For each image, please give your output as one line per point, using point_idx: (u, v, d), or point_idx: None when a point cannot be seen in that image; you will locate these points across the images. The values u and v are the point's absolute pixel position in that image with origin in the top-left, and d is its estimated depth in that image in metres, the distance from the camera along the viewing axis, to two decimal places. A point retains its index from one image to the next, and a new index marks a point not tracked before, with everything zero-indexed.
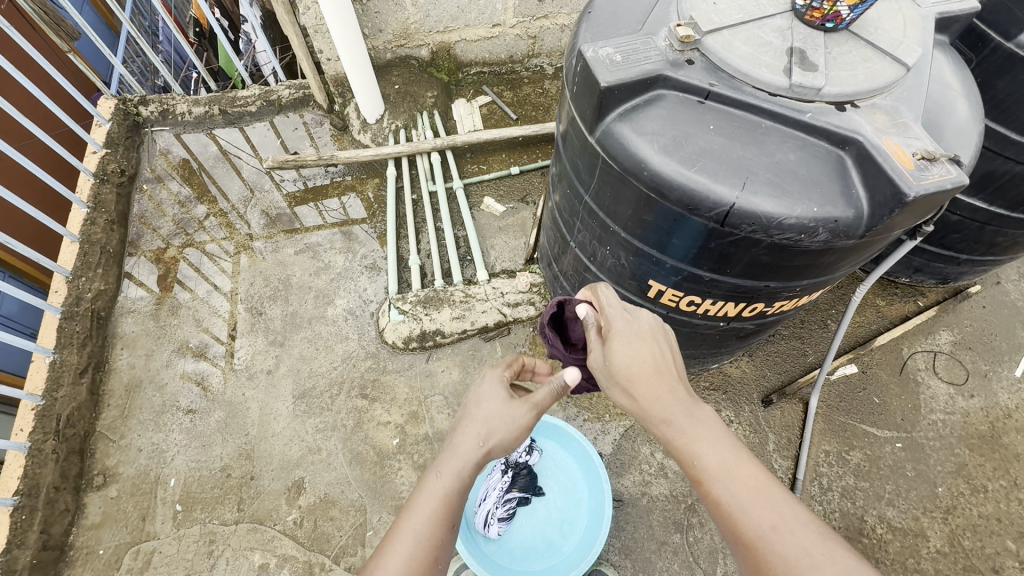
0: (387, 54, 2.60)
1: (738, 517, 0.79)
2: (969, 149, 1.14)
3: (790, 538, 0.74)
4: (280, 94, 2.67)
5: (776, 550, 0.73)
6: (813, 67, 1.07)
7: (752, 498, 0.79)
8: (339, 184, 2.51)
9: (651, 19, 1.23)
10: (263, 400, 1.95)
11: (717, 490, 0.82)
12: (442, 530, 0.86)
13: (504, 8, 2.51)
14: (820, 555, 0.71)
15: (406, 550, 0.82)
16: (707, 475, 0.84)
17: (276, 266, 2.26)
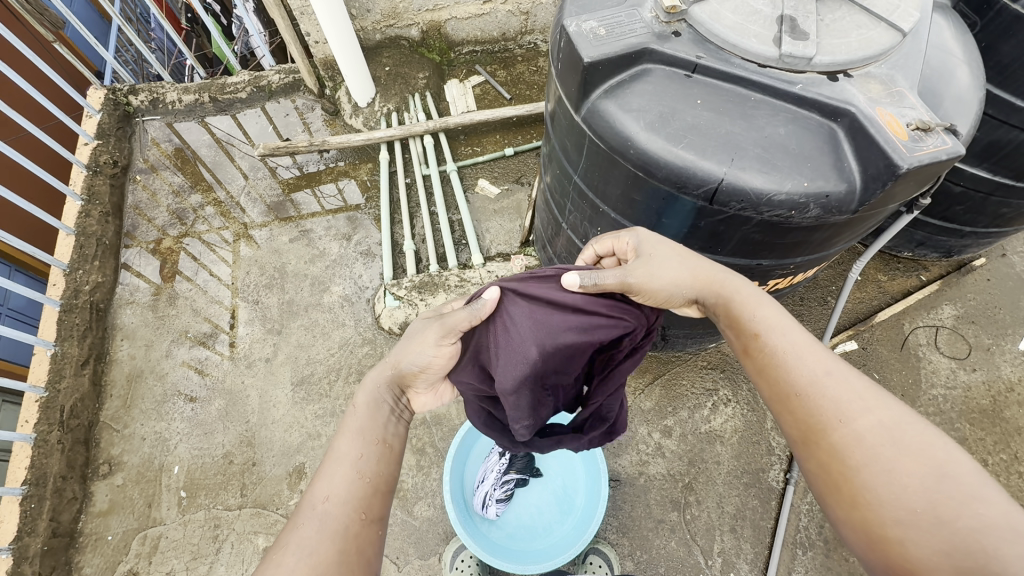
0: (376, 34, 2.55)
1: (793, 367, 0.89)
2: (968, 119, 1.09)
3: (848, 385, 0.83)
4: (270, 79, 2.63)
5: (835, 395, 0.83)
6: (804, 37, 1.03)
7: (809, 353, 0.90)
8: (333, 170, 2.48)
9: None
10: (262, 387, 1.97)
11: (775, 341, 0.93)
12: (368, 445, 0.93)
13: None
14: (871, 400, 0.81)
15: (331, 470, 0.87)
16: (766, 328, 0.95)
17: (272, 255, 2.25)
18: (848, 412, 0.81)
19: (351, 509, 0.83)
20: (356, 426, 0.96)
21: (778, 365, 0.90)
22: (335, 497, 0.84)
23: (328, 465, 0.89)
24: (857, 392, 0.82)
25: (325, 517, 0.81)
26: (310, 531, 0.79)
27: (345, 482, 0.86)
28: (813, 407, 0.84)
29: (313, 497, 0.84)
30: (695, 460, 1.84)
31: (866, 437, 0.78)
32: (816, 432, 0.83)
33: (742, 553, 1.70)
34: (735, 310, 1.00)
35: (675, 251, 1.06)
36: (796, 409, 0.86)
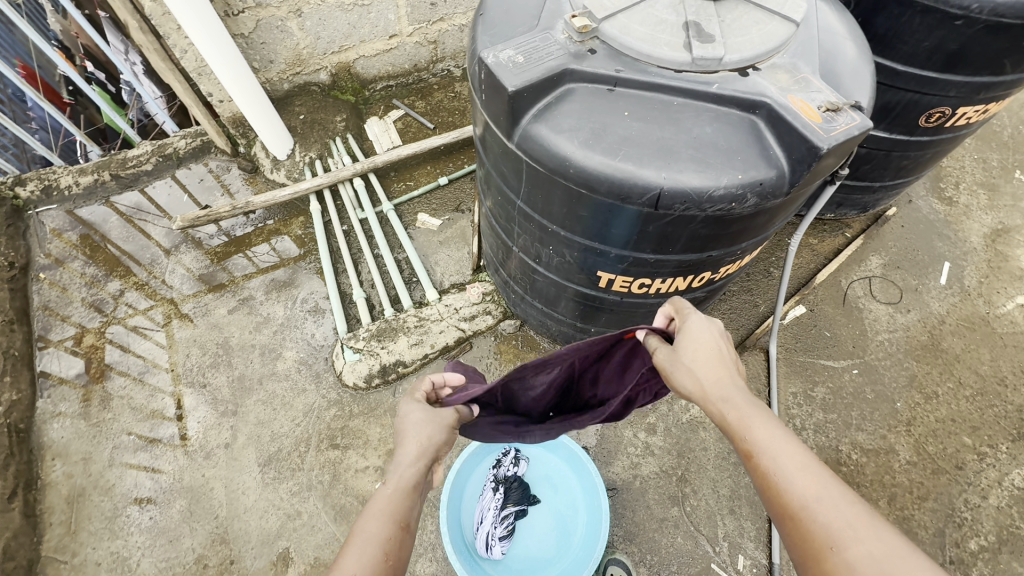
0: (284, 84, 2.44)
1: (782, 483, 0.82)
2: (867, 94, 1.17)
3: (834, 513, 0.75)
4: (176, 145, 2.47)
5: (822, 523, 0.75)
6: (711, 39, 1.06)
7: (802, 474, 0.81)
8: (262, 230, 2.33)
9: (546, 13, 1.18)
10: (227, 476, 1.81)
11: (765, 460, 0.85)
12: (394, 528, 0.83)
13: (397, 18, 2.42)
14: (861, 526, 0.73)
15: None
16: (756, 447, 0.87)
17: (211, 331, 2.09)
18: (837, 539, 0.73)
19: None
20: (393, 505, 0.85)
21: (773, 485, 0.82)
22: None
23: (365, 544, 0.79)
24: (848, 515, 0.74)
25: None
26: None
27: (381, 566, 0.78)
28: (805, 534, 0.76)
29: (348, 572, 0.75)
30: (684, 452, 1.86)
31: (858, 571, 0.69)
32: (814, 561, 0.74)
33: (745, 533, 1.73)
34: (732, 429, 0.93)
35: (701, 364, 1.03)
36: (793, 538, 0.78)
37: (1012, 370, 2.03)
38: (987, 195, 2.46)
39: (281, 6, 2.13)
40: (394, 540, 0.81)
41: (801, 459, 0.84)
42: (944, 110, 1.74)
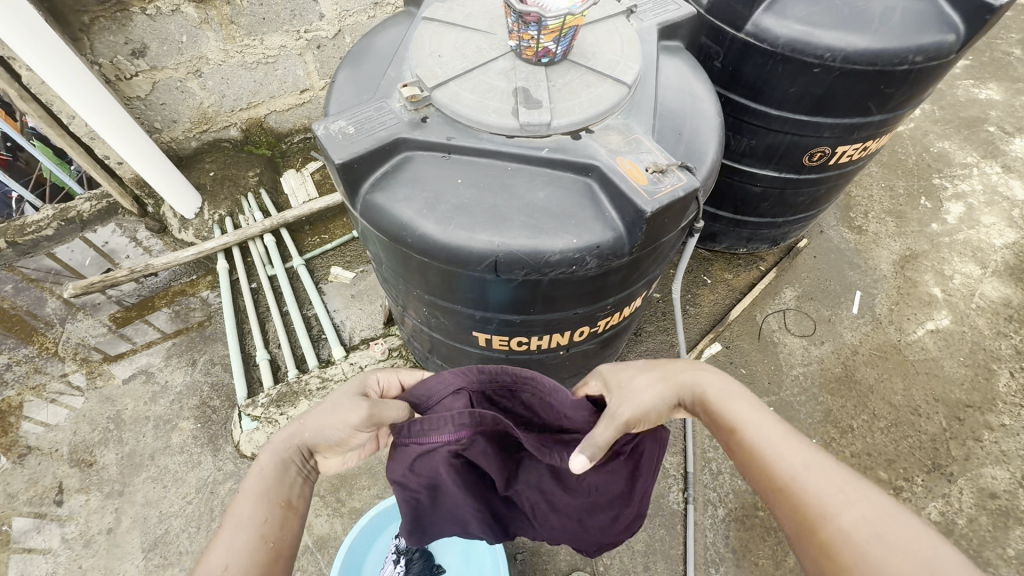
0: (192, 142, 2.40)
1: (773, 458, 0.91)
2: (708, 150, 1.18)
3: (823, 482, 0.86)
4: (80, 209, 2.39)
5: (816, 492, 0.85)
6: (538, 105, 1.06)
7: (787, 447, 0.92)
8: (165, 293, 2.26)
9: (385, 81, 1.17)
10: (106, 566, 1.67)
11: (752, 436, 0.95)
12: (273, 508, 0.97)
13: (306, 73, 2.42)
14: (849, 492, 0.84)
15: (242, 532, 0.92)
16: (744, 426, 0.97)
17: (103, 404, 1.97)
18: (829, 507, 0.83)
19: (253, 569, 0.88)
20: (257, 491, 0.98)
21: (764, 458, 0.92)
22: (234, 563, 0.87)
23: (228, 530, 0.92)
24: (835, 483, 0.85)
25: None
26: None
27: (253, 542, 0.91)
28: (800, 506, 0.86)
29: (218, 558, 0.88)
30: None
31: (853, 534, 0.80)
32: (807, 527, 0.84)
33: None
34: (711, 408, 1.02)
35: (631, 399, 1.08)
36: (786, 509, 0.88)
37: (924, 398, 2.03)
38: (895, 222, 2.52)
39: (178, 67, 2.11)
40: (259, 518, 0.94)
41: (785, 435, 0.94)
42: (824, 148, 1.77)
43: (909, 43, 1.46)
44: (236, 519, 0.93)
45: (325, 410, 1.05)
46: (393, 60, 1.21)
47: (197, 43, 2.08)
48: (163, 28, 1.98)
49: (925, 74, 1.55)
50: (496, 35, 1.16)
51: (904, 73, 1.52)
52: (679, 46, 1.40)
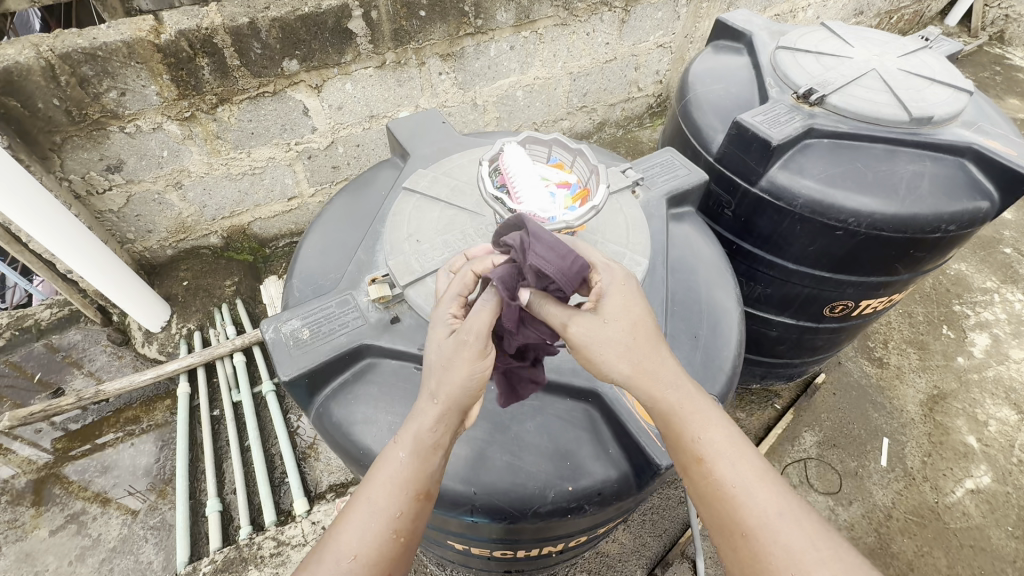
0: (168, 250, 2.27)
1: (742, 501, 0.74)
2: (726, 352, 1.03)
3: (797, 534, 0.71)
4: (38, 316, 2.23)
5: (786, 550, 0.70)
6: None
7: (762, 486, 0.74)
8: (116, 418, 2.01)
9: (355, 264, 1.02)
10: None
11: (723, 469, 0.75)
12: (409, 502, 0.76)
13: (296, 182, 2.32)
14: (827, 551, 0.69)
15: (375, 527, 0.75)
16: (711, 453, 0.76)
17: (21, 562, 1.70)
18: (799, 568, 0.69)
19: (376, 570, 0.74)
20: (394, 474, 0.76)
21: (731, 497, 0.74)
22: (361, 556, 0.74)
23: (359, 513, 0.76)
24: (812, 540, 0.70)
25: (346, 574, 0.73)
26: None
27: (381, 541, 0.75)
28: (763, 557, 0.71)
29: (343, 542, 0.75)
30: None
31: None
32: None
33: None
34: (675, 422, 0.76)
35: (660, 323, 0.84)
36: (742, 559, 0.72)
37: None
38: (918, 355, 2.34)
39: (156, 180, 2.00)
40: (397, 513, 0.76)
41: (759, 472, 0.76)
42: (847, 302, 1.61)
43: (942, 210, 1.34)
44: (376, 501, 0.76)
45: (440, 362, 0.74)
46: (368, 235, 1.07)
47: (179, 157, 1.98)
48: (142, 144, 1.88)
49: (957, 239, 1.42)
50: (484, 217, 1.02)
51: (936, 240, 1.40)
52: (688, 208, 1.26)
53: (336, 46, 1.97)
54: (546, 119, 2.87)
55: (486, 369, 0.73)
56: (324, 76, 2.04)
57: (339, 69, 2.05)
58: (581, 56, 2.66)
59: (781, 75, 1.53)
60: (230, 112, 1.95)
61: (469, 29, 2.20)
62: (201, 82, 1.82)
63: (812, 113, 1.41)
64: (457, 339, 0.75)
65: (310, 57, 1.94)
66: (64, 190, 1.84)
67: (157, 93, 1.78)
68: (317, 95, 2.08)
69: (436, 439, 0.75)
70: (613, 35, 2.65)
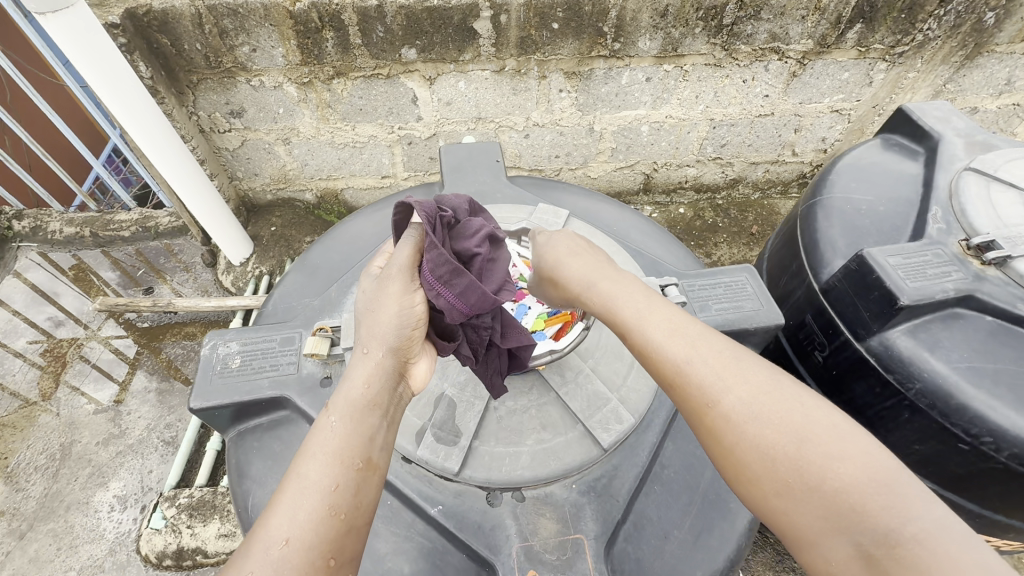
0: (269, 195, 2.45)
1: (660, 351, 0.95)
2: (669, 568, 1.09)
3: (744, 379, 0.88)
4: (159, 221, 2.52)
5: (735, 397, 0.86)
6: (454, 447, 1.11)
7: (676, 340, 0.95)
8: (180, 329, 2.25)
9: (308, 316, 1.24)
10: None
11: (643, 335, 0.97)
12: (346, 468, 0.83)
13: (392, 162, 2.34)
14: (729, 375, 0.89)
15: (305, 499, 0.79)
16: (631, 322, 1.00)
17: (66, 427, 1.98)
18: (713, 391, 0.88)
19: (317, 553, 0.77)
20: (328, 442, 0.84)
21: (651, 351, 0.95)
22: (295, 537, 0.77)
23: (289, 497, 0.80)
24: (717, 366, 0.90)
25: (283, 562, 0.75)
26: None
27: (314, 518, 0.78)
28: (691, 394, 0.90)
29: (281, 526, 0.78)
30: None
31: (733, 414, 0.86)
32: (702, 416, 0.89)
33: None
34: (614, 314, 1.03)
35: (586, 261, 1.13)
36: (711, 423, 0.88)
37: None
38: None
39: (269, 132, 2.14)
40: (329, 480, 0.81)
41: (671, 320, 0.99)
42: None
43: None
44: (313, 461, 0.83)
45: (370, 305, 0.97)
46: (333, 290, 1.30)
47: (292, 116, 2.09)
48: (263, 98, 2.01)
49: None
50: None
51: None
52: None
53: (458, 42, 1.90)
54: (668, 162, 2.58)
55: (411, 302, 0.97)
56: (440, 69, 2.00)
57: (456, 66, 2.00)
58: (729, 103, 2.31)
59: (956, 206, 1.14)
60: (344, 86, 2.00)
61: (604, 51, 2.00)
62: (323, 53, 1.87)
63: (980, 273, 1.03)
64: (386, 282, 0.98)
65: (429, 49, 1.91)
66: (192, 123, 2.04)
67: (283, 55, 1.87)
68: (429, 86, 2.05)
69: (371, 399, 0.89)
70: (776, 89, 2.26)
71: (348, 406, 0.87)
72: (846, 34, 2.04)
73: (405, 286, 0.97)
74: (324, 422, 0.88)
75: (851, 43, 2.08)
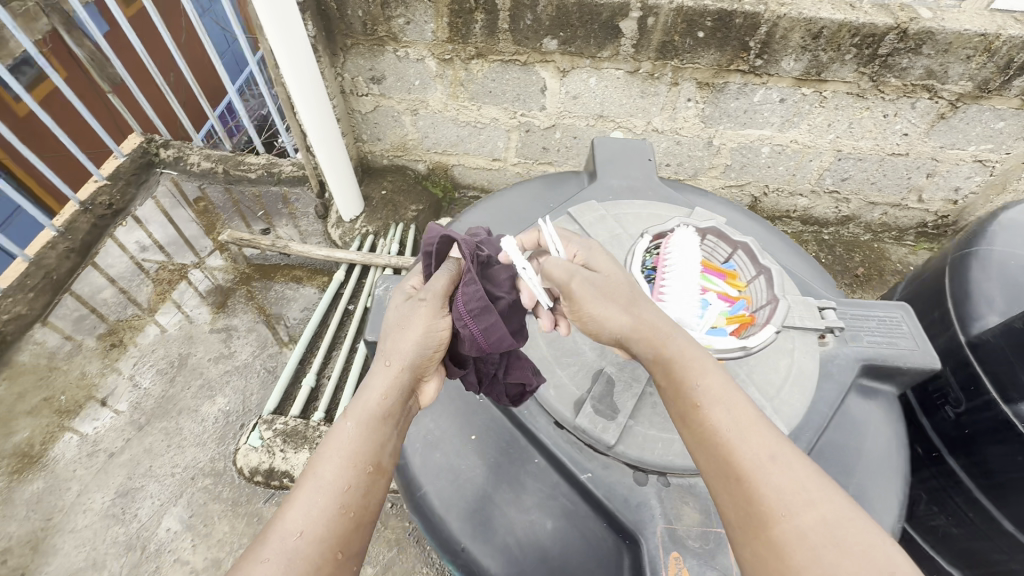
0: (385, 160, 2.58)
1: (714, 422, 0.86)
2: None
3: (786, 470, 0.80)
4: (283, 169, 2.74)
5: (780, 485, 0.78)
6: (612, 422, 1.13)
7: (729, 411, 0.87)
8: (289, 270, 2.42)
9: None
10: (85, 485, 1.85)
11: (700, 402, 0.88)
12: (361, 471, 0.87)
13: (506, 146, 2.41)
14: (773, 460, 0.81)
15: (325, 497, 0.83)
16: (684, 384, 0.90)
17: (184, 340, 2.20)
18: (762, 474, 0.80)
19: (327, 549, 0.79)
20: (348, 443, 0.88)
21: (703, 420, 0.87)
22: (310, 531, 0.80)
23: (307, 494, 0.83)
24: (761, 448, 0.82)
25: (295, 554, 0.78)
26: (282, 566, 0.76)
27: (331, 515, 0.82)
28: (736, 470, 0.82)
29: (299, 520, 0.81)
30: None
31: (782, 505, 0.76)
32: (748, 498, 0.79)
33: None
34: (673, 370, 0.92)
35: (631, 301, 0.97)
36: (756, 510, 0.78)
37: None
38: None
39: (401, 101, 2.26)
40: (348, 480, 0.85)
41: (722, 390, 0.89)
42: None
43: None
44: (335, 462, 0.86)
45: (401, 320, 1.01)
46: None
47: (426, 89, 2.20)
48: (404, 69, 2.12)
49: None
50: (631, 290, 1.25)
51: None
52: (858, 378, 1.17)
53: (599, 39, 1.93)
54: (780, 187, 2.50)
55: (439, 322, 1.01)
56: (575, 63, 2.04)
57: (591, 62, 2.03)
58: (863, 136, 2.21)
59: None
60: (481, 67, 2.08)
61: (744, 66, 1.97)
62: (470, 33, 1.96)
63: None
64: (418, 301, 1.03)
65: (571, 42, 1.95)
66: (336, 83, 2.19)
67: (432, 31, 1.97)
68: (561, 78, 2.10)
69: (384, 411, 0.93)
70: (918, 128, 2.13)
71: (367, 415, 0.91)
72: (1013, 81, 1.90)
73: (438, 308, 1.02)
74: (345, 425, 0.91)
75: (1016, 91, 1.93)
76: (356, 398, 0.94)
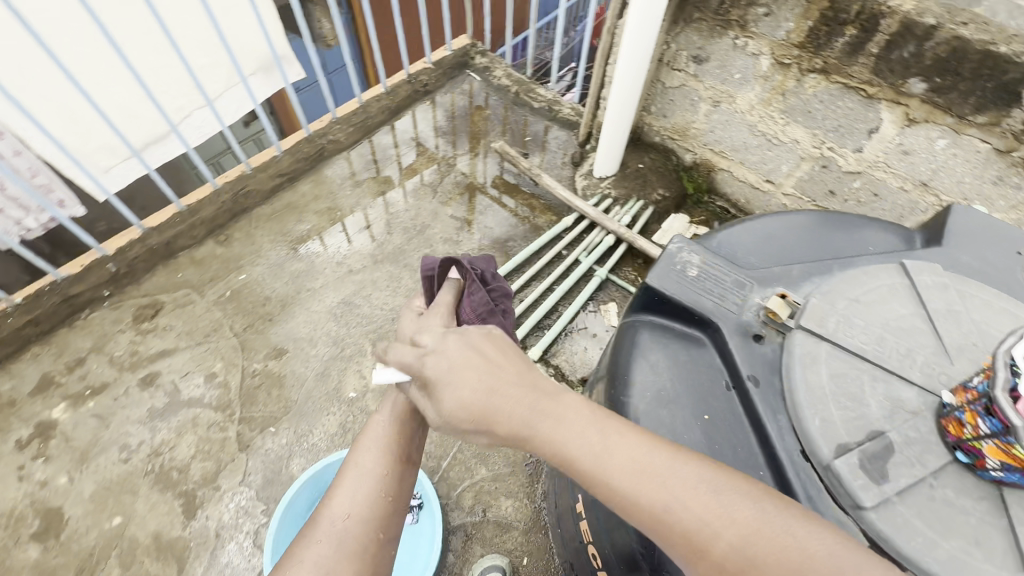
0: (657, 137, 2.59)
1: (633, 475, 0.83)
2: None
3: (695, 483, 0.81)
4: (562, 110, 2.90)
5: (703, 514, 0.78)
6: (878, 486, 0.84)
7: (626, 453, 0.85)
8: (528, 197, 2.65)
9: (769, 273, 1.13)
10: (327, 283, 2.34)
11: (609, 458, 0.85)
12: (392, 470, 1.14)
13: (788, 173, 2.23)
14: (680, 483, 0.81)
15: (360, 489, 1.10)
16: (591, 435, 0.88)
17: (430, 213, 2.57)
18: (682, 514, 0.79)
19: (367, 531, 1.04)
20: (376, 451, 1.17)
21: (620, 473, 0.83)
22: (353, 516, 1.05)
23: (345, 491, 1.10)
24: (663, 471, 0.82)
25: (344, 531, 1.03)
26: (330, 539, 1.02)
27: (367, 503, 1.07)
28: (663, 516, 0.80)
29: (342, 508, 1.06)
30: None
31: (720, 535, 0.77)
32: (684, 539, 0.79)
33: None
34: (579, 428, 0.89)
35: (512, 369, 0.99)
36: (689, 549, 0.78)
37: None
38: None
39: (709, 88, 2.22)
40: (378, 477, 1.12)
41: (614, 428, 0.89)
42: None
43: None
44: (365, 464, 1.15)
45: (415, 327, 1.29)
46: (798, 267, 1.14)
47: (741, 86, 2.12)
48: (733, 58, 2.06)
49: None
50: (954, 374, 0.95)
51: None
52: None
53: (983, 101, 1.62)
54: None
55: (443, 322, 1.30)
56: (931, 116, 1.75)
57: (955, 122, 1.71)
58: None
59: None
60: (815, 84, 1.92)
61: None
62: (826, 46, 1.81)
63: None
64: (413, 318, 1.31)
65: (942, 92, 1.67)
66: (659, 50, 2.23)
67: (787, 31, 1.86)
68: (902, 126, 1.83)
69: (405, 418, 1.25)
70: None
71: (389, 428, 1.21)
72: None
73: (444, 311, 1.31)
74: (367, 442, 1.20)
75: None
76: (368, 430, 1.23)
